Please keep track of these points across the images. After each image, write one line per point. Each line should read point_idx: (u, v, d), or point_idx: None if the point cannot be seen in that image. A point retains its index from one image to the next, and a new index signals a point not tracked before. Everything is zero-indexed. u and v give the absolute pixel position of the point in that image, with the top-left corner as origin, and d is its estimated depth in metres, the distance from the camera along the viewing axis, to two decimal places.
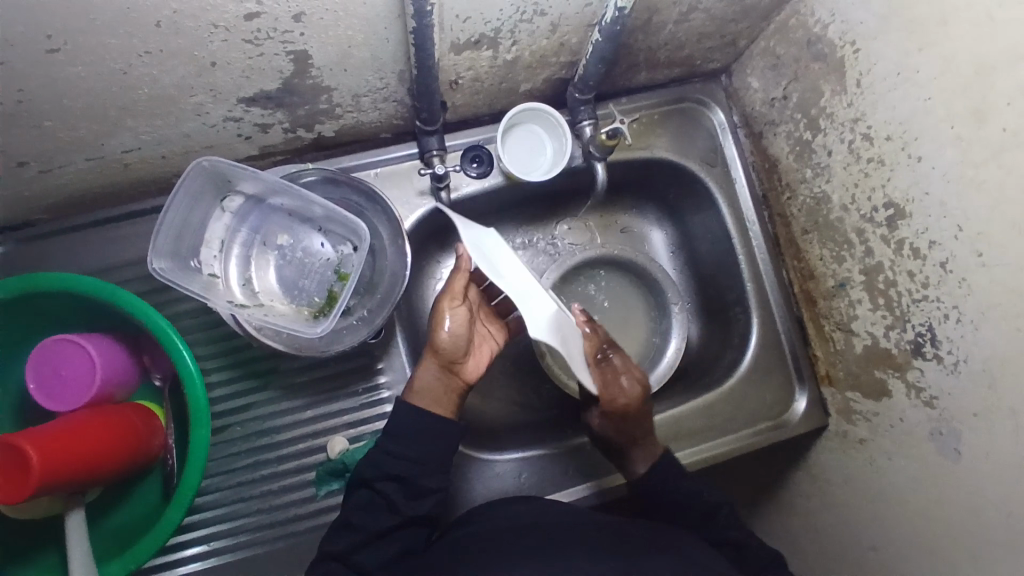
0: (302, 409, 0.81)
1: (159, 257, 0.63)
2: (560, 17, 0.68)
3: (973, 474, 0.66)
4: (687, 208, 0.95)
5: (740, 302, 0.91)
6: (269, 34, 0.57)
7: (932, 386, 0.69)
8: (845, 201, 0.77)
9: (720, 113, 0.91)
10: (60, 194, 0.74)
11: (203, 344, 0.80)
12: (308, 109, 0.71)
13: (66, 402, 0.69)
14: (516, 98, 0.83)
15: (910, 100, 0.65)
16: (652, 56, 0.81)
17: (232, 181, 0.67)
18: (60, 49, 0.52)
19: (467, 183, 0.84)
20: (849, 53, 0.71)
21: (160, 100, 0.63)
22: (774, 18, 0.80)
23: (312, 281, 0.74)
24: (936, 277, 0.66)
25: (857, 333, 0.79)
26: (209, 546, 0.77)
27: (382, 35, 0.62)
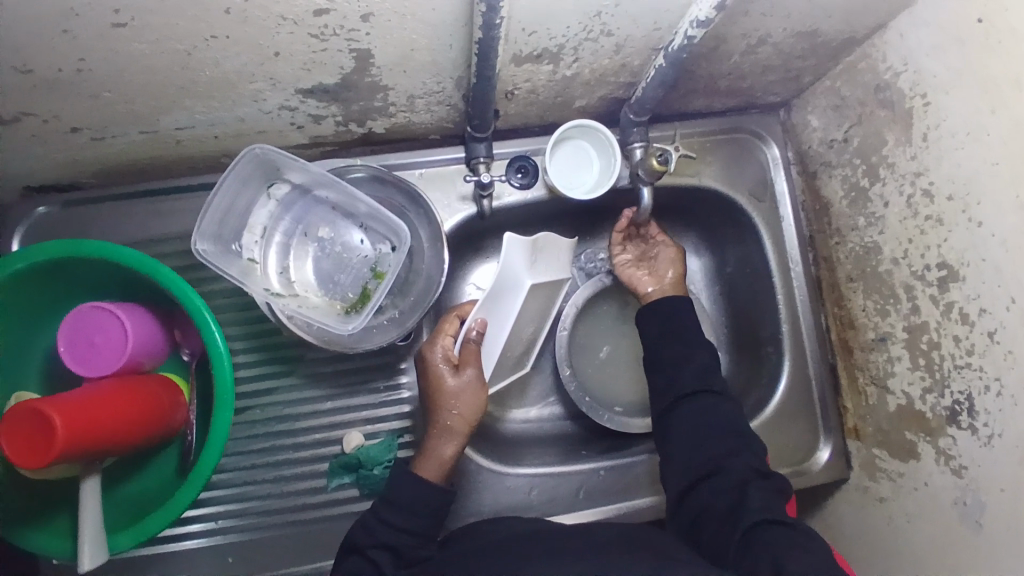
0: (321, 400, 0.81)
1: (203, 238, 0.64)
2: (626, 38, 0.66)
3: (993, 551, 0.63)
4: (729, 241, 0.94)
5: (772, 341, 0.89)
6: (335, 31, 0.57)
7: (963, 455, 0.67)
8: (896, 254, 0.74)
9: (775, 148, 0.89)
10: (111, 162, 0.75)
11: (234, 324, 0.81)
12: (363, 105, 0.71)
13: (95, 368, 0.70)
14: (569, 113, 0.82)
15: (977, 162, 0.63)
16: (712, 84, 0.79)
17: (281, 169, 0.68)
18: (127, 24, 0.53)
19: (509, 193, 0.83)
20: (918, 104, 0.69)
21: (220, 83, 0.63)
22: (843, 58, 0.77)
23: (348, 276, 0.74)
24: (982, 345, 0.64)
25: (892, 390, 0.77)
26: (218, 523, 0.78)
27: (446, 41, 0.62)
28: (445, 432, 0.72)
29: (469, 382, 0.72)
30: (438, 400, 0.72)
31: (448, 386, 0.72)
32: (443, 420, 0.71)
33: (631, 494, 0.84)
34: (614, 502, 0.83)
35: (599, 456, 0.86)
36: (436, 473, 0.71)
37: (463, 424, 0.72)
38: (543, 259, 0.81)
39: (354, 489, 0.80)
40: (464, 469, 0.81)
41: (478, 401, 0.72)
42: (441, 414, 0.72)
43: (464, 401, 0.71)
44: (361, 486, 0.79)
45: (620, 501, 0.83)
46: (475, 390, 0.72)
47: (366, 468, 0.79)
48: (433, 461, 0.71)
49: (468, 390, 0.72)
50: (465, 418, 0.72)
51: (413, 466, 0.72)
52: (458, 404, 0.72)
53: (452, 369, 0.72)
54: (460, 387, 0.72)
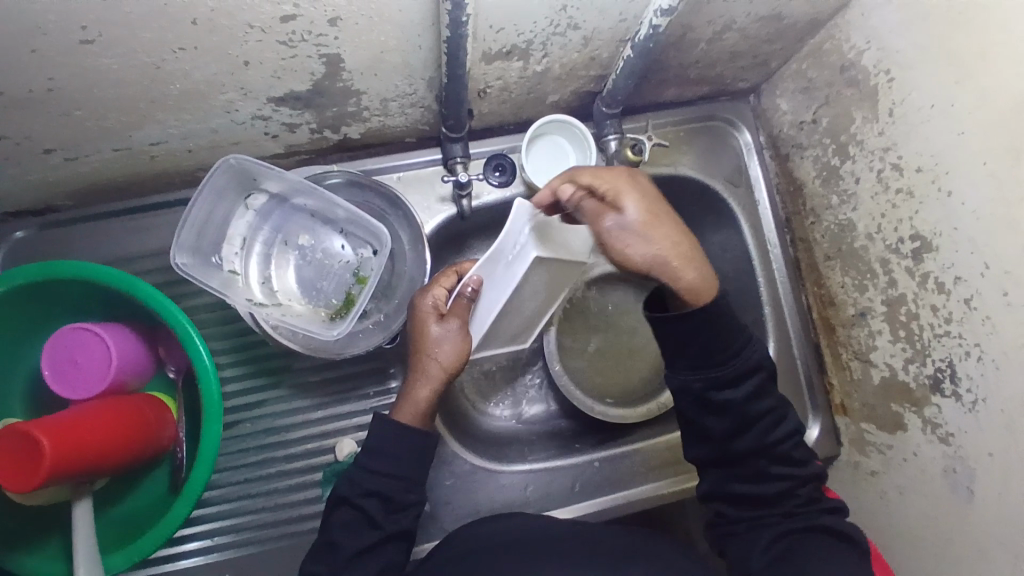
0: (311, 409, 0.81)
1: (181, 251, 0.63)
2: (593, 31, 0.67)
3: (984, 515, 0.65)
4: (708, 228, 0.95)
5: (757, 324, 0.90)
6: (304, 36, 0.57)
7: (949, 422, 0.68)
8: (871, 230, 0.76)
9: (747, 133, 0.91)
10: (85, 182, 0.75)
11: (219, 338, 0.80)
12: (336, 111, 0.72)
13: (80, 390, 0.70)
14: (543, 109, 0.83)
15: (944, 134, 0.65)
16: (682, 73, 0.80)
17: (257, 179, 0.68)
18: (94, 40, 0.52)
19: (489, 191, 0.84)
20: (882, 82, 0.70)
21: (191, 95, 0.63)
22: (808, 41, 0.79)
23: (331, 282, 0.74)
24: (960, 313, 0.65)
25: (875, 364, 0.79)
26: (213, 540, 0.77)
27: (415, 42, 0.62)
28: (427, 378, 0.71)
29: (453, 331, 0.72)
30: (420, 344, 0.71)
31: (433, 331, 0.72)
32: (423, 361, 0.71)
33: (626, 483, 0.84)
34: (610, 494, 0.83)
35: (593, 448, 0.87)
36: (413, 418, 0.70)
37: (442, 370, 0.71)
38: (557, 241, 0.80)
39: None
40: (459, 469, 0.81)
41: (460, 351, 0.72)
42: (422, 357, 0.71)
43: (446, 347, 0.72)
44: None
45: (616, 492, 0.84)
46: (457, 338, 0.72)
47: None
48: (409, 403, 0.71)
49: (451, 336, 0.72)
50: (445, 364, 0.71)
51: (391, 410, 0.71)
52: (440, 350, 0.72)
53: (438, 317, 0.72)
54: (442, 335, 0.72)
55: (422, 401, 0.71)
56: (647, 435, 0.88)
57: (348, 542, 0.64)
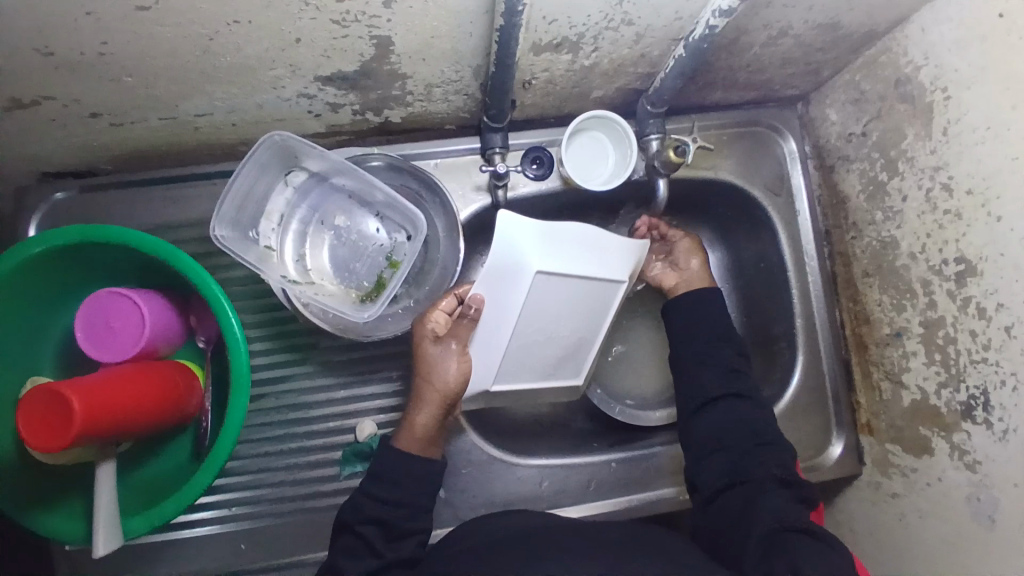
0: (335, 388, 0.81)
1: (221, 224, 0.64)
2: (646, 28, 0.66)
3: (1007, 548, 0.63)
4: (743, 235, 0.93)
5: (785, 336, 0.89)
6: (357, 17, 0.57)
7: (977, 451, 0.67)
8: (914, 249, 0.74)
9: (792, 142, 0.89)
10: (129, 148, 0.76)
11: (249, 312, 0.81)
12: (380, 93, 0.71)
13: (111, 352, 0.71)
14: (586, 104, 0.82)
15: (997, 157, 0.63)
16: (731, 76, 0.79)
17: (299, 157, 0.68)
18: (150, 8, 0.53)
19: (525, 184, 0.83)
20: (939, 98, 0.68)
21: (240, 69, 0.63)
22: (864, 51, 0.77)
23: (363, 264, 0.74)
24: (999, 341, 0.64)
25: (906, 386, 0.77)
26: (230, 510, 0.78)
27: (466, 29, 0.61)
28: (425, 402, 0.72)
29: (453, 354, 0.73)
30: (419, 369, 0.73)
31: (432, 355, 0.73)
32: (421, 388, 0.73)
33: (641, 486, 0.84)
34: (624, 495, 0.83)
35: (610, 449, 0.86)
36: (414, 444, 0.71)
37: (438, 394, 0.72)
38: (585, 254, 0.75)
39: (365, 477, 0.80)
40: (475, 459, 0.81)
41: (458, 373, 0.73)
42: (420, 383, 0.73)
43: (443, 371, 0.73)
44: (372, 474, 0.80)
45: (630, 494, 0.83)
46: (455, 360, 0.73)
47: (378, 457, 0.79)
48: (407, 432, 0.72)
49: (449, 363, 0.73)
50: (444, 390, 0.73)
51: (393, 438, 0.73)
52: (439, 375, 0.73)
53: (436, 339, 0.73)
54: (441, 357, 0.73)
55: (422, 425, 0.72)
56: (665, 440, 0.88)
57: (352, 565, 0.64)
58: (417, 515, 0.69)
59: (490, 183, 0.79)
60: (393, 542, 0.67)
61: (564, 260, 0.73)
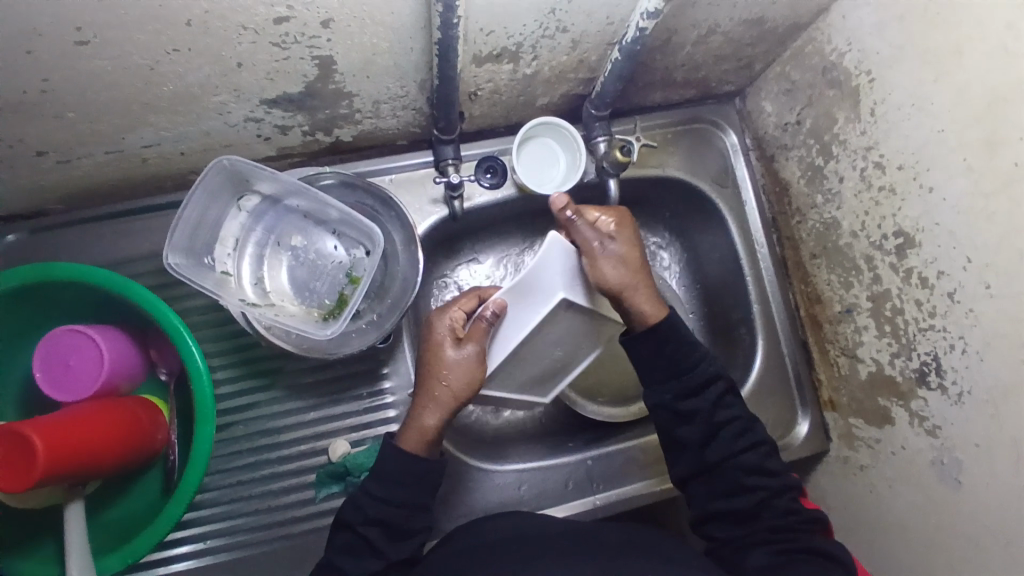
0: (305, 410, 0.80)
1: (175, 251, 0.63)
2: (581, 34, 0.69)
3: (972, 505, 0.66)
4: (696, 229, 0.96)
5: (745, 323, 0.91)
6: (296, 38, 0.58)
7: (935, 414, 0.69)
8: (855, 227, 0.77)
9: (733, 135, 0.92)
10: (77, 185, 0.75)
11: (211, 340, 0.80)
12: (328, 113, 0.72)
13: (71, 392, 0.70)
14: (532, 111, 0.84)
15: (923, 133, 0.66)
16: (668, 76, 0.82)
17: (250, 180, 0.68)
18: (88, 41, 0.53)
19: (480, 193, 0.85)
20: (864, 82, 0.72)
21: (184, 97, 0.64)
22: (791, 45, 0.81)
23: (323, 283, 0.75)
24: (943, 306, 0.67)
25: (862, 359, 0.80)
26: (206, 543, 0.77)
27: (407, 44, 0.63)
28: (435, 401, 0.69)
29: (468, 356, 0.70)
30: (433, 368, 0.70)
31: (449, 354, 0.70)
32: (433, 389, 0.70)
33: (619, 481, 0.85)
34: (604, 491, 0.84)
35: (586, 447, 0.87)
36: (417, 441, 0.69)
37: (450, 397, 0.70)
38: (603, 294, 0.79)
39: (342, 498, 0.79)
40: (453, 469, 0.81)
41: (470, 378, 0.70)
42: (431, 383, 0.70)
43: (457, 373, 0.70)
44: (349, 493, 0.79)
45: (610, 490, 0.84)
46: (472, 365, 0.70)
47: (353, 475, 0.79)
48: (414, 434, 0.69)
49: (464, 365, 0.70)
50: (456, 396, 0.70)
51: (396, 437, 0.70)
52: (452, 375, 0.70)
53: (455, 341, 0.71)
54: (457, 360, 0.70)
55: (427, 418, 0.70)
56: (638, 434, 0.89)
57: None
58: None
59: (446, 195, 0.80)
60: (397, 542, 0.66)
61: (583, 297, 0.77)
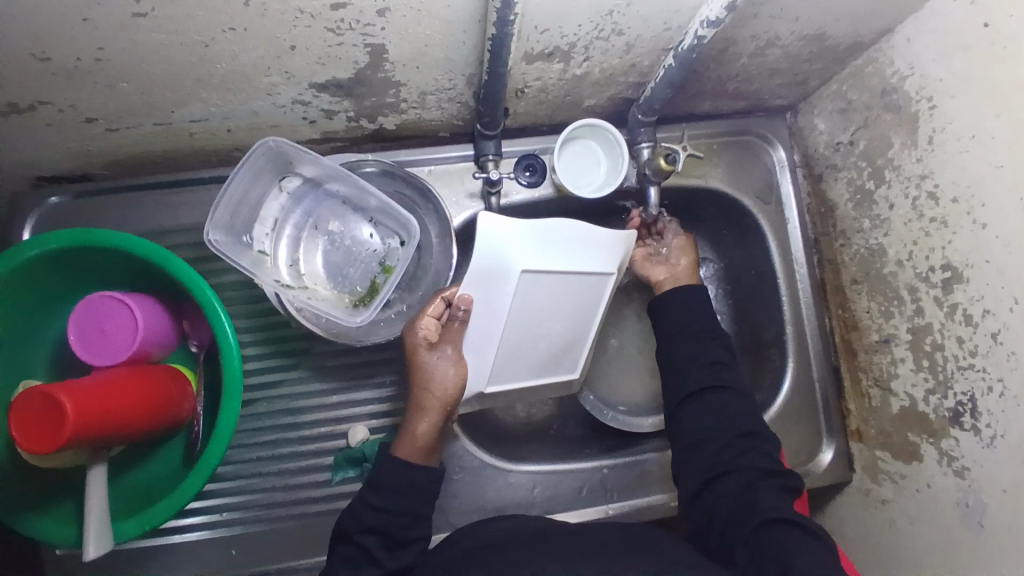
0: (327, 393, 0.81)
1: (215, 228, 0.64)
2: (636, 38, 0.67)
3: (995, 553, 0.64)
4: (734, 244, 0.94)
5: (776, 344, 0.90)
6: (351, 25, 0.58)
7: (965, 456, 0.67)
8: (901, 256, 0.75)
9: (781, 151, 0.90)
10: (125, 154, 0.76)
11: (242, 316, 0.81)
12: (375, 101, 0.72)
13: (103, 356, 0.71)
14: (578, 112, 0.83)
15: (981, 165, 0.64)
16: (720, 86, 0.80)
17: (293, 162, 0.68)
18: (147, 15, 0.54)
19: (517, 191, 0.84)
20: (924, 108, 0.69)
21: (235, 76, 0.64)
22: (850, 63, 0.78)
23: (357, 270, 0.75)
24: (985, 346, 0.64)
25: (895, 392, 0.78)
26: (222, 515, 0.78)
27: (459, 38, 0.62)
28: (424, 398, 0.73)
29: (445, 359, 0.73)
30: (416, 378, 0.72)
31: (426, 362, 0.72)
32: (418, 397, 0.73)
33: (633, 492, 0.84)
34: (617, 501, 0.83)
35: (602, 454, 0.87)
36: (416, 450, 0.72)
37: (436, 402, 0.72)
38: (572, 249, 0.75)
39: (357, 483, 0.80)
40: (468, 465, 0.81)
41: (455, 377, 0.73)
42: (417, 393, 0.73)
43: (436, 376, 0.73)
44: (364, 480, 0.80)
45: (623, 500, 0.84)
46: (452, 367, 0.73)
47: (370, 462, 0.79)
48: (407, 442, 0.72)
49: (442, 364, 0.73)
50: (442, 395, 0.73)
51: (392, 445, 0.73)
52: (436, 377, 0.73)
53: (430, 345, 0.73)
54: (435, 364, 0.73)
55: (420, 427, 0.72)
56: (657, 446, 0.88)
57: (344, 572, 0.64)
58: (416, 522, 0.69)
59: (483, 187, 0.80)
60: (394, 551, 0.66)
61: (553, 261, 0.74)
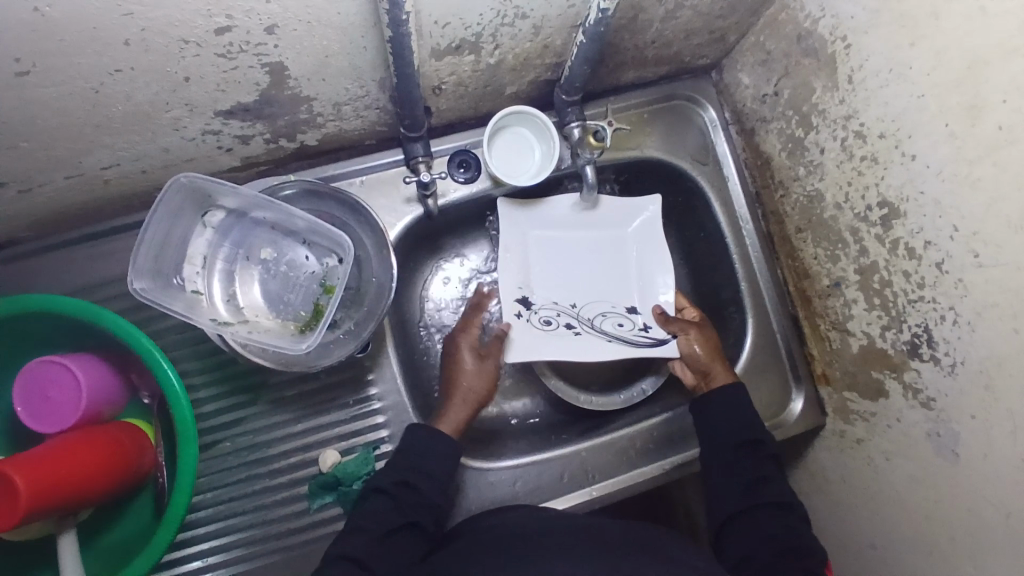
0: (291, 422, 0.80)
1: (139, 276, 0.62)
2: (542, 19, 0.66)
3: (970, 476, 0.65)
4: (680, 208, 0.94)
5: (734, 301, 0.91)
6: (241, 47, 0.56)
7: (929, 387, 0.68)
8: (838, 199, 0.75)
9: (712, 110, 0.90)
10: (41, 212, 0.73)
11: (191, 358, 0.79)
12: (288, 119, 0.70)
13: (52, 423, 0.68)
14: (502, 101, 0.82)
15: (903, 98, 0.64)
16: (639, 55, 0.79)
17: (212, 196, 0.66)
18: (29, 71, 0.51)
19: (455, 189, 0.83)
20: (840, 48, 0.69)
21: (136, 117, 0.61)
22: (764, 12, 0.78)
23: (298, 294, 0.73)
24: (932, 277, 0.65)
25: (853, 332, 0.78)
26: (204, 563, 0.76)
27: (359, 44, 0.61)
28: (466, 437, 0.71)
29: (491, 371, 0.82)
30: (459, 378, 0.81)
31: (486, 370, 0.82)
32: (465, 392, 0.80)
33: (616, 470, 0.84)
34: (601, 481, 0.83)
35: (580, 438, 0.86)
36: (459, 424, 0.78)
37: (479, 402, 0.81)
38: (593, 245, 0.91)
39: (336, 507, 0.78)
40: None
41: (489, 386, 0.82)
42: (462, 390, 0.80)
43: (484, 378, 0.81)
44: (342, 502, 0.78)
45: (606, 480, 0.83)
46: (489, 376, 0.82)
47: (345, 484, 0.77)
48: (455, 409, 0.79)
49: (490, 374, 0.82)
50: (479, 393, 0.81)
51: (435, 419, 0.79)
52: (472, 383, 0.81)
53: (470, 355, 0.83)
54: (478, 371, 0.82)
55: (469, 406, 0.80)
56: (633, 421, 0.88)
57: None
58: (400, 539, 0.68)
59: (418, 191, 0.78)
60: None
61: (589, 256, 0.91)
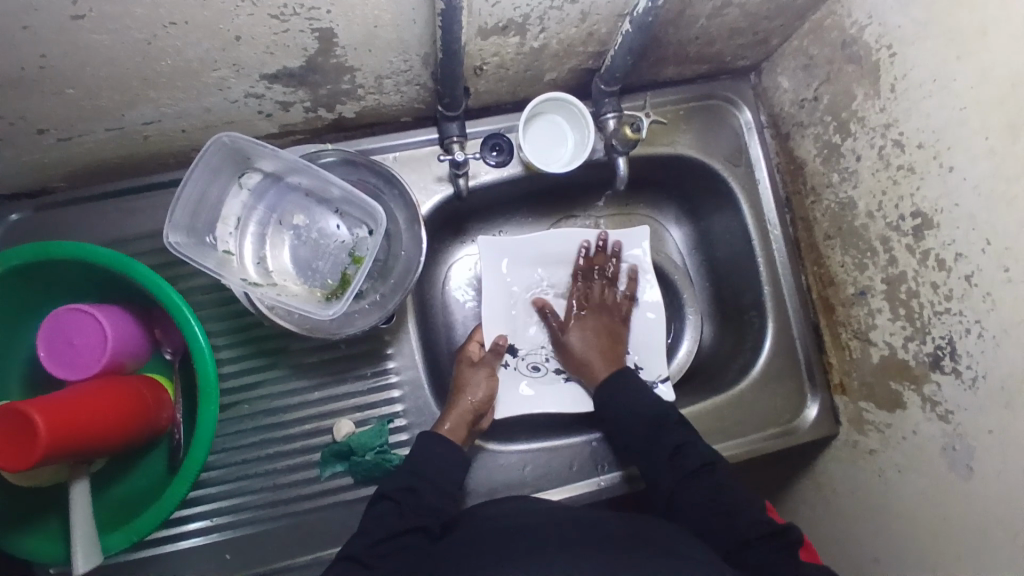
0: (309, 390, 0.80)
1: (175, 230, 0.63)
2: (591, 5, 0.66)
3: (983, 493, 0.65)
4: (709, 210, 0.95)
5: (755, 305, 0.91)
6: (295, 10, 0.56)
7: (949, 401, 0.68)
8: (871, 208, 0.75)
9: (747, 112, 0.90)
10: (79, 163, 0.74)
11: (216, 319, 0.80)
12: (330, 88, 0.71)
13: (74, 370, 0.69)
14: (540, 87, 0.82)
15: (946, 108, 0.64)
16: (681, 51, 0.79)
17: (251, 157, 0.67)
18: (85, 16, 0.52)
19: (486, 171, 0.84)
20: (884, 56, 0.69)
21: (182, 72, 0.62)
22: (809, 17, 0.78)
23: (326, 262, 0.74)
24: (960, 290, 0.65)
25: (875, 343, 0.78)
26: (214, 521, 0.77)
27: (409, 16, 0.61)
28: None
29: (590, 319, 0.90)
30: (461, 387, 0.81)
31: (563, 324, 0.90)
32: (463, 401, 0.79)
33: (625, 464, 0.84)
34: (609, 473, 0.83)
35: (590, 430, 0.87)
36: (459, 435, 0.77)
37: (479, 410, 0.80)
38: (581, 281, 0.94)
39: (347, 477, 0.79)
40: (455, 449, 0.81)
41: (486, 394, 0.82)
42: (463, 397, 0.80)
43: (486, 388, 0.82)
44: (353, 473, 0.79)
45: (614, 472, 0.83)
46: (488, 383, 0.82)
47: (358, 455, 0.78)
48: (455, 415, 0.78)
49: (490, 383, 0.82)
50: (478, 402, 0.80)
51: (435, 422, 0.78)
52: (475, 395, 0.81)
53: (471, 366, 0.84)
54: (477, 381, 0.82)
55: (470, 417, 0.79)
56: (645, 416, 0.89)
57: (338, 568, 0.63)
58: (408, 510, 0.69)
59: (449, 167, 0.78)
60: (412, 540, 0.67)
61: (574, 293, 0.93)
